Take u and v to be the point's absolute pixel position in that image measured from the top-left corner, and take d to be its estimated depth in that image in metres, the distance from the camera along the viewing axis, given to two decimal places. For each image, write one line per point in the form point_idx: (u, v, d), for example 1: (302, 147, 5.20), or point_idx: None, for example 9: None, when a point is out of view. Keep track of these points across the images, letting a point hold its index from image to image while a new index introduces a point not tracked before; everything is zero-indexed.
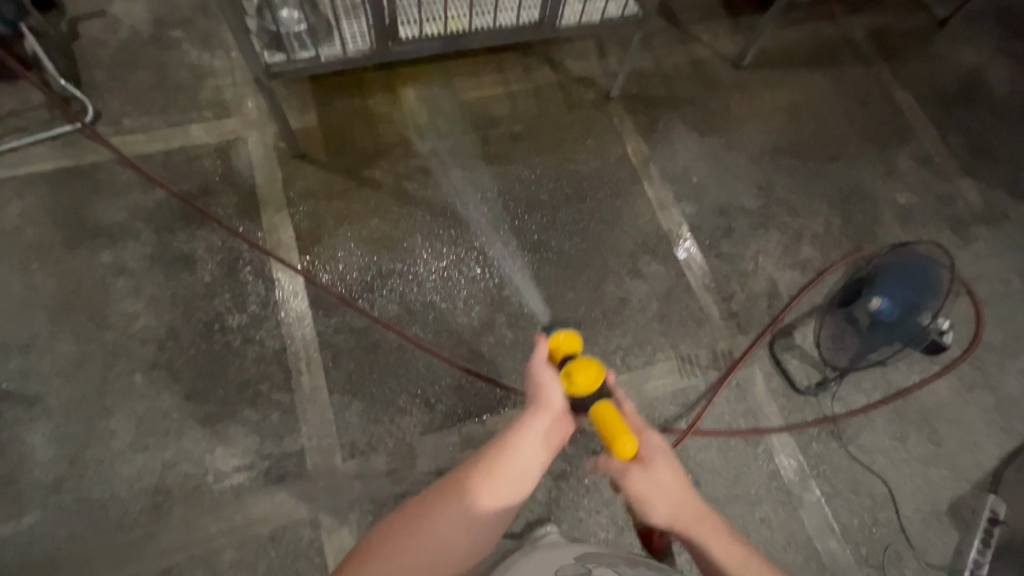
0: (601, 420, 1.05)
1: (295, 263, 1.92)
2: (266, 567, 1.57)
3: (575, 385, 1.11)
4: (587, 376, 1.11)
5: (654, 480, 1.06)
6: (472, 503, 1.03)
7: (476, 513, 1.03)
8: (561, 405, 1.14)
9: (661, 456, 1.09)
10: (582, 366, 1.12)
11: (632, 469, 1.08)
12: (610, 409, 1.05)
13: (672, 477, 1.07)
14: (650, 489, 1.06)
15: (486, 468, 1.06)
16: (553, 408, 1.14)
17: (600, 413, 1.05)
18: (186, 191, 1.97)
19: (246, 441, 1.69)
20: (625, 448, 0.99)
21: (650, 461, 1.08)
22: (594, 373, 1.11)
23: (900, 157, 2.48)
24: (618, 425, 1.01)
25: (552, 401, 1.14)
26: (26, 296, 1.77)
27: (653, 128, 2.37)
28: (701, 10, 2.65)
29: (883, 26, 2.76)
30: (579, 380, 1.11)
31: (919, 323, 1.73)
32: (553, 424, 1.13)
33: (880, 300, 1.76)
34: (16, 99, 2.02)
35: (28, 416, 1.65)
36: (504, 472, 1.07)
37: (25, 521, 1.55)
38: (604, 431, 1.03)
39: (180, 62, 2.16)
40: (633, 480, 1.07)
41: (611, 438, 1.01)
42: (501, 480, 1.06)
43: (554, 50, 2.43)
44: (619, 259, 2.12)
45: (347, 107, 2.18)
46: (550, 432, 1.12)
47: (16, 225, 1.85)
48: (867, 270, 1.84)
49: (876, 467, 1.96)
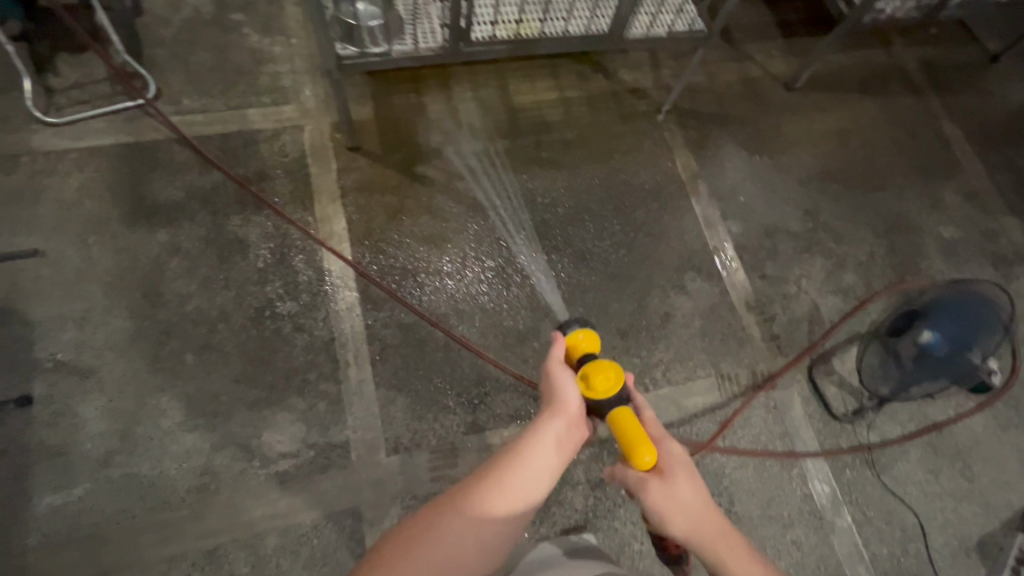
0: (619, 429, 0.97)
1: (347, 255, 1.94)
2: (308, 554, 1.59)
3: (592, 389, 1.02)
4: (604, 380, 1.01)
5: (671, 493, 0.96)
6: (486, 508, 0.90)
7: (489, 518, 0.90)
8: (578, 411, 1.04)
9: (681, 469, 0.98)
10: (599, 367, 1.03)
11: (650, 480, 0.97)
12: (629, 416, 0.97)
13: (692, 492, 0.97)
14: (666, 503, 0.95)
15: (499, 471, 0.94)
16: (570, 412, 1.03)
17: (617, 419, 0.98)
18: (242, 175, 1.98)
19: (292, 428, 1.71)
20: (644, 460, 0.93)
21: (668, 473, 0.97)
22: (613, 376, 1.02)
23: (947, 189, 2.48)
24: (637, 435, 0.95)
25: (570, 405, 1.03)
26: (83, 269, 1.78)
27: (703, 145, 2.37)
28: (756, 29, 2.64)
29: (935, 57, 2.75)
30: (597, 384, 1.01)
31: (969, 358, 1.74)
32: (570, 430, 1.02)
33: (930, 334, 1.76)
34: (80, 71, 2.03)
35: (81, 388, 1.66)
36: (517, 476, 0.94)
37: (74, 492, 1.57)
38: (622, 442, 0.96)
39: (241, 46, 2.17)
40: (650, 492, 0.96)
41: (628, 450, 0.95)
42: (517, 484, 0.94)
43: (609, 59, 2.43)
44: (664, 273, 2.12)
45: (403, 102, 2.19)
46: (565, 438, 1.01)
47: (75, 198, 1.87)
48: (920, 303, 1.84)
49: (909, 498, 1.95)
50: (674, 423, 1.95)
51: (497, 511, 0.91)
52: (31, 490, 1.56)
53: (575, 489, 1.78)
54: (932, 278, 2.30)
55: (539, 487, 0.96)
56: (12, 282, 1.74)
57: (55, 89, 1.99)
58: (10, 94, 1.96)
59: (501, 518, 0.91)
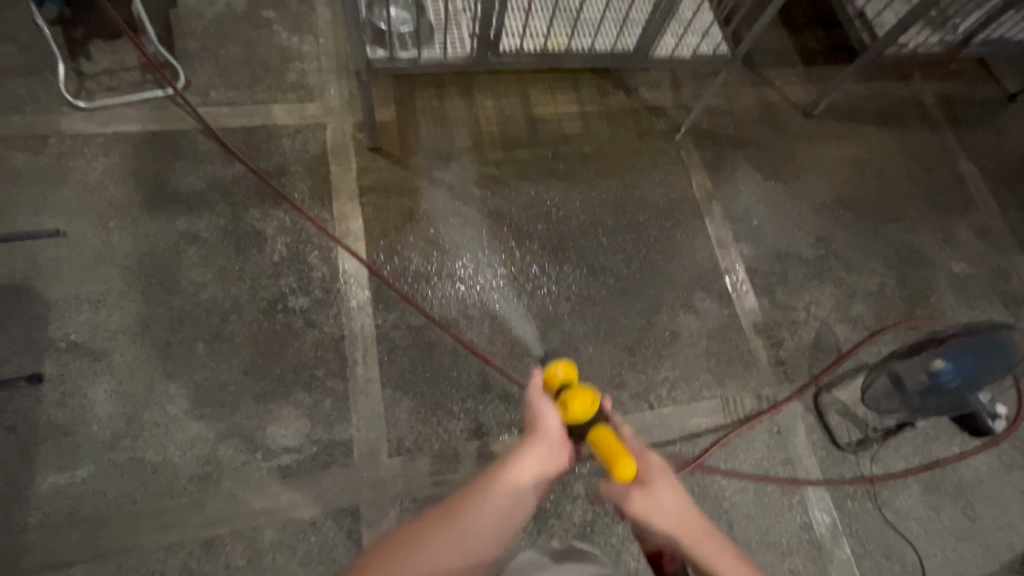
0: (599, 446, 0.96)
1: (361, 254, 1.95)
2: (305, 551, 1.59)
3: (569, 414, 1.01)
4: (581, 403, 1.00)
5: (655, 500, 0.92)
6: (462, 532, 0.83)
7: (467, 542, 0.82)
8: (560, 435, 1.01)
9: (661, 476, 0.95)
10: (576, 393, 1.01)
11: (632, 491, 0.92)
12: (608, 433, 0.96)
13: (675, 497, 0.94)
14: (652, 512, 0.91)
15: (479, 495, 0.88)
16: (552, 437, 1.00)
17: (597, 438, 0.96)
18: (263, 169, 2.01)
19: (297, 422, 1.72)
20: (625, 471, 0.89)
21: (650, 481, 0.94)
22: (589, 400, 1.00)
23: (960, 225, 2.48)
24: (617, 449, 0.92)
25: (549, 429, 1.01)
26: (103, 252, 1.81)
27: (719, 166, 2.39)
28: (777, 55, 2.67)
29: (953, 93, 2.77)
30: (573, 408, 1.00)
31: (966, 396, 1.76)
32: (552, 455, 0.98)
33: (943, 362, 1.72)
34: (113, 58, 2.07)
35: (93, 369, 1.68)
36: (497, 500, 0.88)
37: (78, 474, 1.58)
38: (603, 456, 0.94)
39: (270, 42, 2.20)
40: (633, 502, 0.92)
41: (609, 464, 0.91)
42: (498, 507, 0.87)
43: (630, 76, 2.45)
44: (674, 292, 2.13)
45: (425, 106, 2.21)
46: (548, 461, 0.97)
47: (99, 181, 1.89)
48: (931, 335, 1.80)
49: (909, 534, 1.94)
50: (676, 442, 1.94)
51: (475, 537, 0.84)
52: (36, 468, 1.57)
53: (574, 503, 1.77)
54: (941, 313, 2.30)
55: (520, 514, 0.90)
56: (32, 261, 1.76)
57: (87, 74, 2.03)
58: (43, 76, 1.99)
59: (480, 545, 0.83)
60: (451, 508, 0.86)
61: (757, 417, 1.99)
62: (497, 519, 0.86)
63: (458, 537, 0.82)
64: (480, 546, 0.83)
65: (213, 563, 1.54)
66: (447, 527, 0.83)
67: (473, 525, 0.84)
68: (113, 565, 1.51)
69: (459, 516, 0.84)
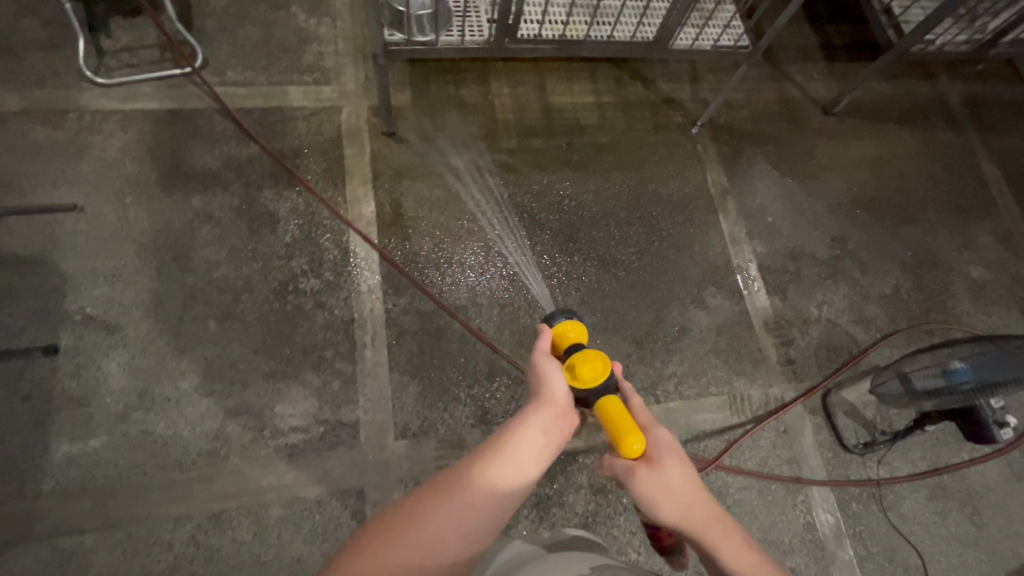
0: (607, 416, 0.96)
1: (373, 238, 1.95)
2: (309, 529, 1.61)
3: (578, 378, 1.01)
4: (590, 368, 1.01)
5: (660, 480, 0.92)
6: (464, 502, 0.84)
7: (468, 511, 0.84)
8: (565, 400, 1.00)
9: (670, 455, 0.95)
10: (586, 356, 1.02)
11: (638, 469, 0.93)
12: (616, 403, 0.97)
13: (682, 478, 0.94)
14: (656, 492, 0.92)
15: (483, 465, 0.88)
16: (557, 403, 0.99)
17: (605, 407, 0.97)
18: (278, 150, 2.01)
19: (305, 403, 1.73)
20: (632, 447, 0.90)
21: (657, 460, 0.94)
22: (600, 366, 1.01)
23: (980, 230, 2.43)
24: (624, 423, 0.92)
25: (556, 395, 1.00)
26: (118, 227, 1.83)
27: (735, 162, 2.36)
28: (799, 50, 2.62)
29: (979, 95, 2.70)
30: (583, 373, 1.01)
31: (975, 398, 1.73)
32: (557, 420, 0.98)
33: (960, 363, 1.70)
34: (132, 35, 2.08)
35: (107, 343, 1.70)
36: (501, 469, 0.89)
37: (91, 444, 1.61)
38: (610, 427, 0.94)
39: (287, 23, 2.20)
40: (638, 481, 0.93)
41: (615, 436, 0.92)
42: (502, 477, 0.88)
43: (648, 67, 2.42)
44: (685, 287, 2.11)
45: (441, 92, 2.20)
46: (553, 428, 0.96)
47: (116, 157, 1.91)
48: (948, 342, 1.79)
49: (913, 538, 1.93)
50: (680, 437, 1.94)
51: (475, 506, 0.84)
52: (50, 437, 1.60)
53: (577, 493, 1.78)
54: (957, 318, 2.26)
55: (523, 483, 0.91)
56: (50, 234, 1.79)
57: (106, 50, 2.04)
58: (63, 52, 2.00)
59: (482, 517, 0.84)
60: (455, 478, 0.87)
61: (764, 416, 1.97)
62: (500, 489, 0.87)
63: (460, 509, 0.84)
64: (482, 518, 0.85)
65: (219, 537, 1.57)
66: (450, 499, 0.84)
67: (475, 494, 0.85)
68: (122, 534, 1.54)
69: (462, 488, 0.85)
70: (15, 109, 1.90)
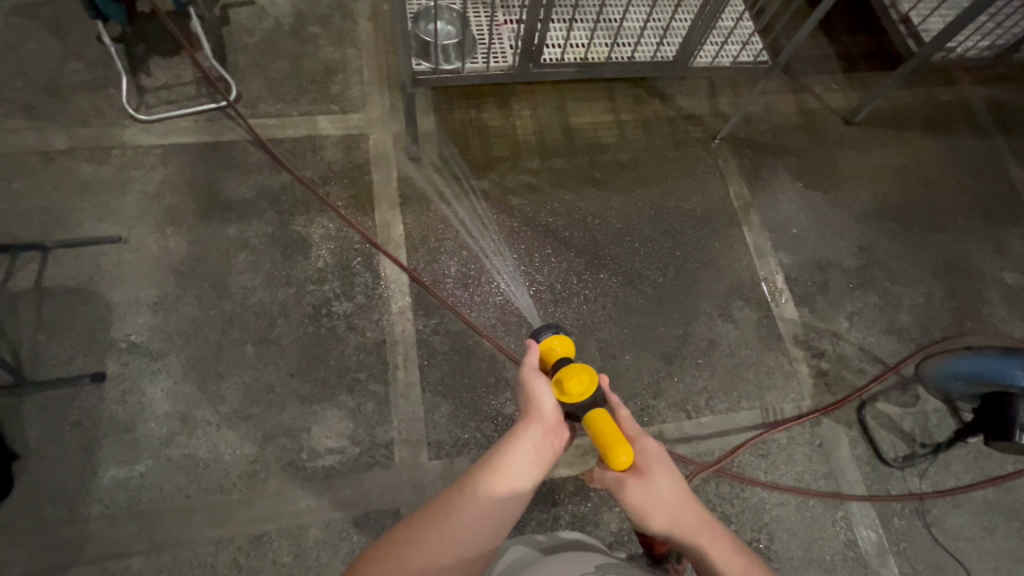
0: (594, 429, 0.96)
1: (402, 260, 2.00)
2: (348, 550, 1.63)
3: (566, 394, 1.03)
4: (578, 384, 1.03)
5: (650, 490, 0.93)
6: (457, 529, 0.84)
7: (462, 536, 0.84)
8: (555, 416, 1.01)
9: (660, 465, 0.96)
10: (573, 372, 1.04)
11: (628, 480, 0.94)
12: (605, 417, 0.97)
13: (672, 487, 0.95)
14: (646, 502, 0.93)
15: (473, 485, 0.88)
16: (546, 419, 0.99)
17: (593, 422, 0.97)
18: (309, 177, 2.08)
19: (340, 425, 1.76)
20: (620, 460, 0.92)
21: (646, 470, 0.95)
22: (587, 380, 1.03)
23: (1012, 235, 2.39)
24: (613, 436, 0.93)
25: (545, 411, 1.00)
26: (160, 256, 1.90)
27: (757, 174, 2.36)
28: (817, 62, 2.63)
29: (1003, 99, 2.68)
30: (571, 389, 1.03)
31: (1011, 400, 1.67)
32: (547, 437, 0.98)
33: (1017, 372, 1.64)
34: (169, 73, 2.18)
35: (151, 368, 1.76)
36: (491, 489, 0.88)
37: (137, 468, 1.65)
38: (600, 443, 0.95)
39: (315, 56, 2.28)
40: (630, 492, 0.94)
41: (605, 451, 0.93)
42: (493, 499, 0.87)
43: (666, 84, 2.45)
44: (712, 301, 2.11)
45: (463, 115, 2.25)
46: (543, 444, 0.96)
47: (157, 189, 1.99)
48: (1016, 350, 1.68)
49: (960, 554, 1.87)
50: (714, 454, 1.91)
51: (465, 534, 0.84)
52: (98, 462, 1.65)
53: (611, 511, 1.77)
54: (993, 327, 2.21)
55: (517, 503, 0.90)
56: (96, 265, 1.87)
57: (146, 89, 2.14)
58: (107, 91, 2.11)
59: (472, 544, 0.84)
60: (445, 500, 0.87)
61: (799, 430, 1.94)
62: (493, 510, 0.87)
63: (452, 532, 0.84)
64: (477, 540, 0.84)
65: (261, 559, 1.59)
66: (442, 523, 0.84)
67: (465, 517, 0.85)
68: (167, 557, 1.57)
69: (454, 509, 0.86)
70: (63, 147, 2.00)
